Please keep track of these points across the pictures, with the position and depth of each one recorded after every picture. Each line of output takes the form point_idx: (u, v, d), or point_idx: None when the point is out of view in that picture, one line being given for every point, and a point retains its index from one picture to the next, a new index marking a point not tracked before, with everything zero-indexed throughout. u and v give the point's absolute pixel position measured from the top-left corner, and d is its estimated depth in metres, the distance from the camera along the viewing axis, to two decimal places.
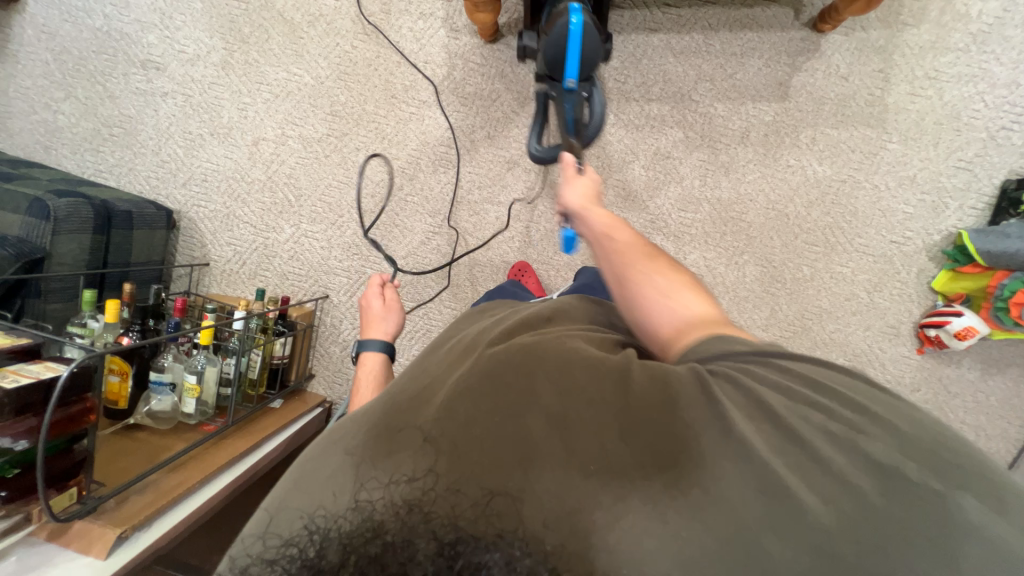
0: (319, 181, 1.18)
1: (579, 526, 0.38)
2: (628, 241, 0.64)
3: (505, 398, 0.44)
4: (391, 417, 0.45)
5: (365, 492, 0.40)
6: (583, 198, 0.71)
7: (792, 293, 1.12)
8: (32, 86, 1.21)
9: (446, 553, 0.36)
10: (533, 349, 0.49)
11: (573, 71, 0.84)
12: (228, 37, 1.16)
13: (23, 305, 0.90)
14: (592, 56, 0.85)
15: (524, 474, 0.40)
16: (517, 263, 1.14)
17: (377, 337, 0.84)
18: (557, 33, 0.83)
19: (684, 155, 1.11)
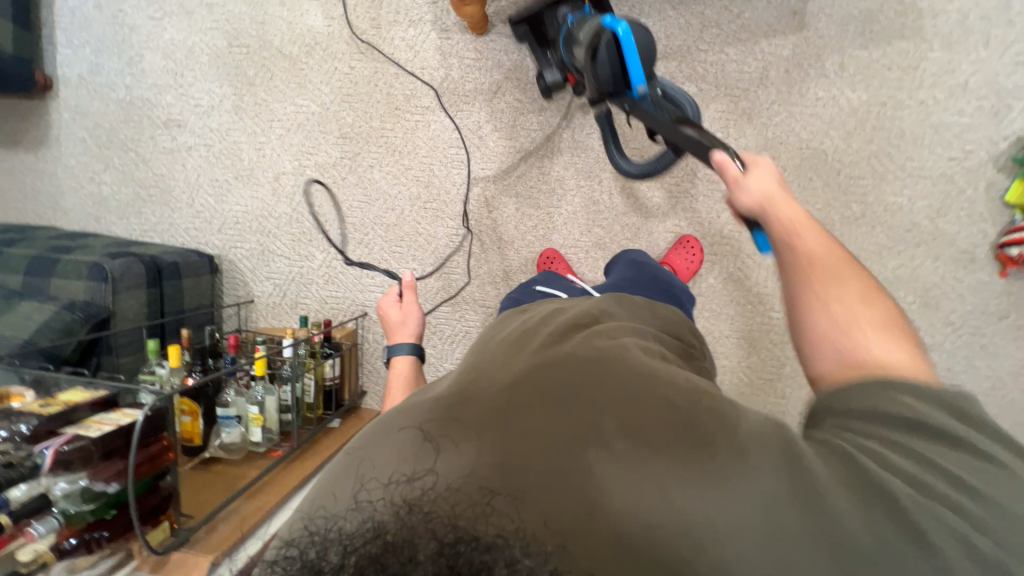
0: (341, 203, 1.21)
1: (576, 533, 0.36)
2: (823, 252, 0.55)
3: (552, 418, 0.43)
4: (421, 419, 0.45)
5: (367, 489, 0.40)
6: (766, 194, 0.61)
7: (843, 233, 1.04)
8: (76, 163, 1.32)
9: (446, 553, 0.32)
10: (591, 377, 0.47)
11: (639, 76, 0.77)
12: (236, 83, 1.21)
13: (99, 362, 0.98)
14: (648, 48, 0.78)
15: (546, 489, 0.38)
16: (545, 252, 1.13)
17: (404, 340, 0.86)
18: (606, 48, 0.76)
19: (701, 109, 1.06)
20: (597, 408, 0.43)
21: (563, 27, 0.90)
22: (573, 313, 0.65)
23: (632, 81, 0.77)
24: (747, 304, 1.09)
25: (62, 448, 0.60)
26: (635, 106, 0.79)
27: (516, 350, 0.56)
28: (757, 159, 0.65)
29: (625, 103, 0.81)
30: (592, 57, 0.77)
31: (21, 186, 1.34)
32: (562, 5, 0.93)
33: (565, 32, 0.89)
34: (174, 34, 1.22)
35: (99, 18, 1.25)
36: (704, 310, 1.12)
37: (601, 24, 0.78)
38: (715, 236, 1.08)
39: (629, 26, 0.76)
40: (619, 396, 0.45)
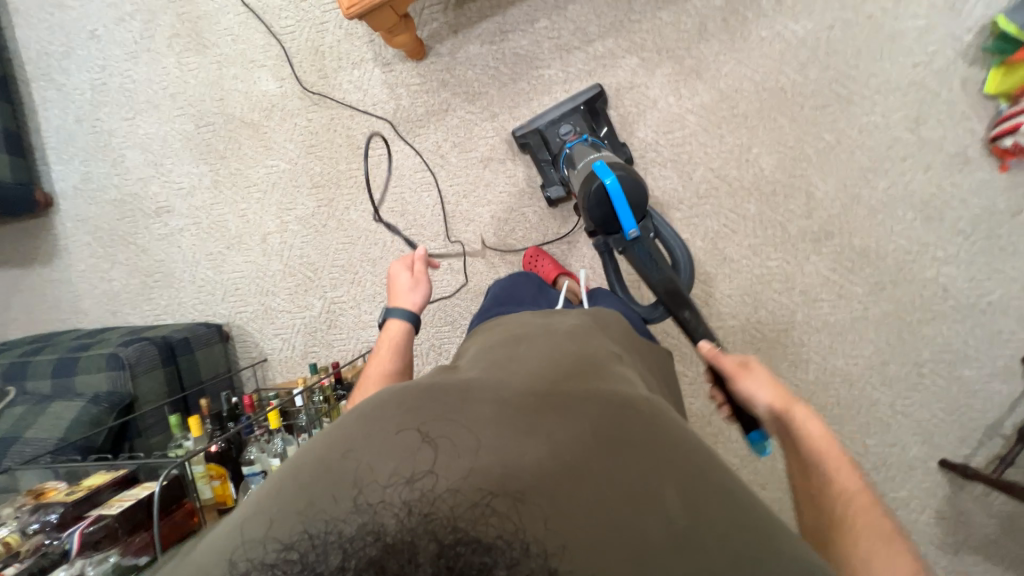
0: (327, 249, 1.25)
1: (579, 544, 0.35)
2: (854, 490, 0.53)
3: (575, 443, 0.42)
4: (436, 420, 0.44)
5: (362, 488, 0.39)
6: (782, 398, 0.63)
7: (823, 166, 1.00)
8: (86, 267, 1.41)
9: (446, 555, 0.32)
10: (625, 411, 0.47)
11: (630, 221, 0.78)
12: (211, 160, 1.28)
13: (132, 445, 1.03)
14: (642, 200, 0.79)
15: (551, 500, 0.38)
16: (527, 252, 1.12)
17: (403, 306, 0.86)
18: (594, 194, 0.79)
19: (648, 78, 1.04)
20: (612, 435, 0.44)
21: (564, 151, 1.02)
22: (599, 340, 0.65)
23: (623, 227, 0.79)
24: (742, 259, 1.06)
25: (86, 530, 0.63)
26: (628, 249, 0.82)
27: (529, 364, 0.55)
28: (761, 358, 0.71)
29: (615, 244, 0.82)
30: (583, 200, 0.80)
31: (44, 298, 1.44)
32: (563, 123, 1.04)
33: (565, 157, 1.01)
34: (149, 129, 1.31)
35: (81, 131, 1.35)
36: (700, 274, 1.09)
37: (592, 170, 0.81)
38: (692, 198, 1.06)
39: (618, 177, 0.78)
40: (631, 422, 0.46)
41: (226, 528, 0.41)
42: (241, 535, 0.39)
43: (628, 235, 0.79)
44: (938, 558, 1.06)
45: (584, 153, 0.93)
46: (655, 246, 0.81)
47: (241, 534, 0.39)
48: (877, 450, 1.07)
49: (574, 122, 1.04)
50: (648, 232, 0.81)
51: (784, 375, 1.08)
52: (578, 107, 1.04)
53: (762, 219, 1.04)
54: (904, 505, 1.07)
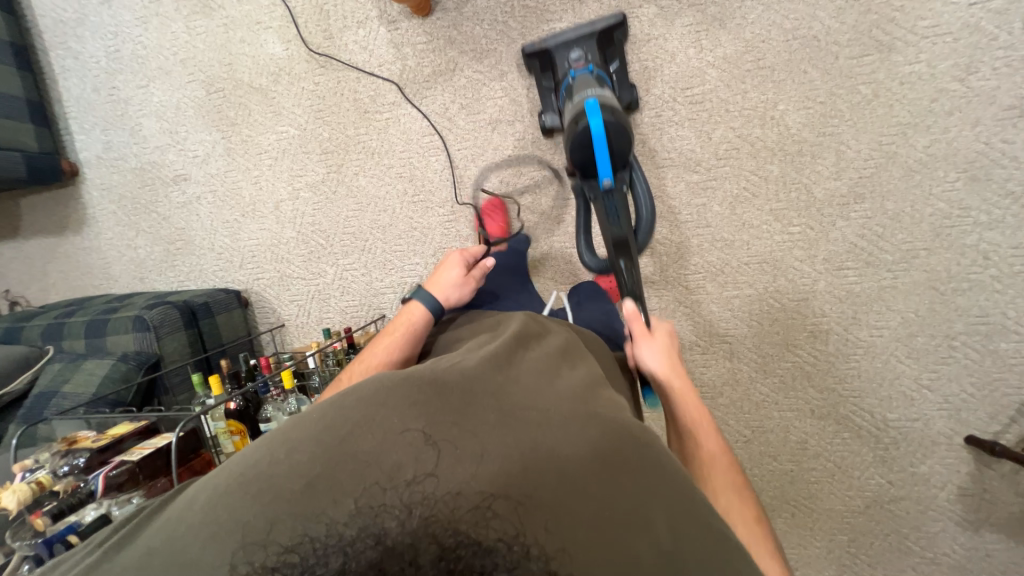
0: (337, 216, 1.26)
1: (577, 553, 0.38)
2: (711, 453, 0.65)
3: (573, 456, 0.44)
4: (436, 420, 0.45)
5: (364, 487, 0.40)
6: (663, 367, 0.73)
7: (856, 122, 0.93)
8: (114, 235, 1.47)
9: (446, 557, 0.35)
10: (618, 430, 0.49)
11: (606, 169, 0.81)
12: (223, 127, 1.29)
13: (161, 401, 1.09)
14: (623, 151, 0.81)
15: (546, 508, 0.40)
16: (489, 202, 1.13)
17: (433, 295, 0.84)
18: (580, 132, 0.80)
19: (666, 29, 0.97)
20: (605, 452, 0.46)
21: (565, 82, 0.95)
22: (583, 355, 0.67)
23: (598, 173, 0.82)
24: (761, 225, 1.01)
25: (110, 473, 0.68)
26: (599, 198, 0.85)
27: (525, 372, 0.56)
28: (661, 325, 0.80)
29: (588, 189, 0.86)
30: (569, 134, 0.82)
31: (79, 265, 1.52)
32: (575, 48, 0.96)
33: (564, 86, 0.94)
34: (162, 97, 1.32)
35: (99, 100, 1.37)
36: (717, 241, 1.04)
37: (584, 106, 0.82)
38: (710, 159, 1.00)
39: (604, 119, 0.80)
40: (623, 438, 0.48)
41: (205, 504, 0.42)
42: (221, 525, 0.39)
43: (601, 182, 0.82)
44: (956, 533, 1.04)
45: (587, 84, 0.88)
46: (625, 201, 0.84)
47: (219, 523, 0.39)
48: (898, 425, 1.04)
49: (584, 50, 0.96)
50: (622, 186, 0.85)
51: (801, 346, 1.05)
52: (594, 35, 0.96)
53: (785, 182, 0.98)
54: (922, 481, 1.04)
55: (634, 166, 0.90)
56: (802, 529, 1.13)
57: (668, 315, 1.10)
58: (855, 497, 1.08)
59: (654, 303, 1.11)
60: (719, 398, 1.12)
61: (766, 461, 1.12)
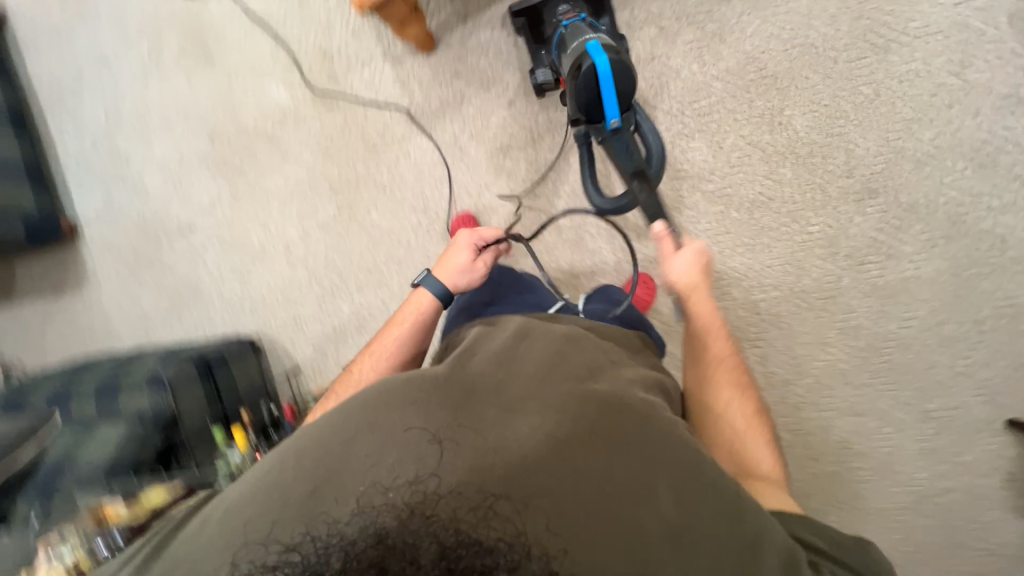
0: (351, 253, 1.24)
1: (566, 536, 0.42)
2: (721, 355, 0.72)
3: (565, 441, 0.47)
4: (435, 421, 0.48)
5: (366, 490, 0.44)
6: (693, 282, 0.76)
7: (862, 121, 0.95)
8: (116, 291, 1.42)
9: (446, 556, 0.37)
10: (611, 410, 0.51)
11: (614, 110, 0.81)
12: (228, 174, 1.28)
13: (179, 463, 1.03)
14: (628, 92, 0.83)
15: (538, 495, 0.43)
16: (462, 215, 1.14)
17: (441, 281, 0.83)
18: (586, 75, 0.79)
19: (668, 47, 1.00)
20: (604, 433, 0.49)
21: (557, 32, 0.93)
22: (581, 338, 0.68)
23: (606, 116, 0.82)
24: (779, 227, 1.02)
25: None
26: (608, 140, 0.85)
27: (530, 351, 0.58)
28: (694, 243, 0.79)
29: (596, 133, 0.87)
30: (572, 81, 0.81)
31: (76, 325, 1.45)
32: (563, 4, 0.95)
33: (557, 37, 0.92)
34: (165, 148, 1.31)
35: (99, 157, 1.35)
36: (737, 246, 1.04)
37: (585, 48, 0.80)
38: (723, 167, 1.02)
39: (610, 58, 0.79)
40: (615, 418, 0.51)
41: (233, 509, 0.47)
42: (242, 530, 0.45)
43: (609, 125, 0.82)
44: (1010, 521, 1.02)
45: (577, 32, 0.88)
46: (632, 140, 0.85)
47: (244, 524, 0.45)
48: (937, 415, 1.03)
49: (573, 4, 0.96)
50: (627, 126, 0.86)
51: (833, 344, 1.04)
52: None
53: (799, 183, 1.00)
54: (970, 471, 1.03)
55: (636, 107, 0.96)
56: (856, 535, 1.08)
57: None
58: (905, 494, 1.06)
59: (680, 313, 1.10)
60: None
61: (810, 465, 1.09)
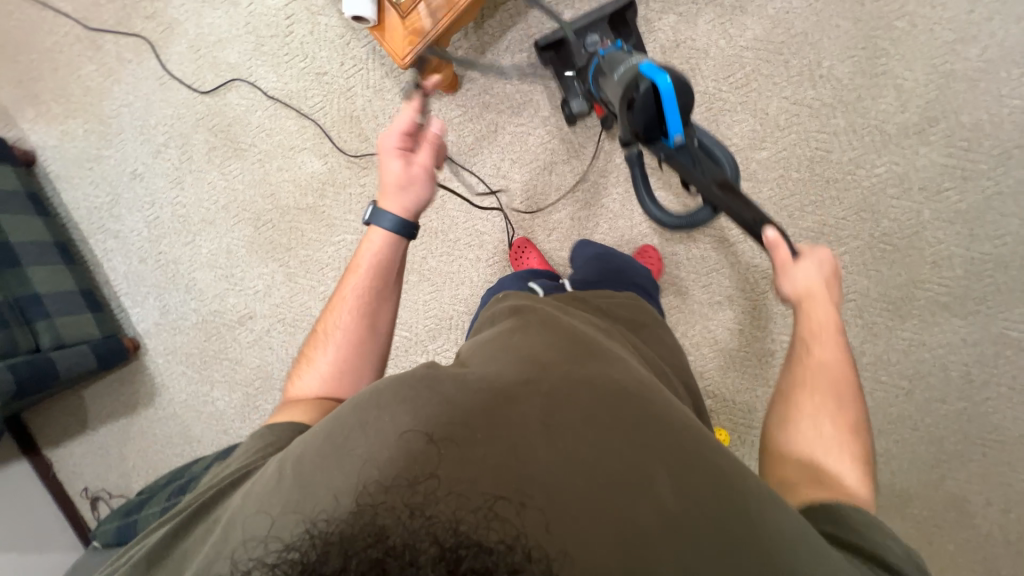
0: (415, 302, 1.19)
1: (564, 528, 0.40)
2: (827, 362, 0.63)
3: (572, 427, 0.45)
4: (437, 416, 0.45)
5: (366, 492, 0.41)
6: (806, 290, 0.68)
7: (903, 55, 0.98)
8: (187, 395, 1.40)
9: (447, 557, 0.33)
10: (616, 391, 0.49)
11: (677, 126, 0.69)
12: (277, 255, 1.29)
13: None
14: (689, 108, 0.71)
15: (542, 488, 0.41)
16: (518, 242, 1.12)
17: (391, 207, 0.76)
18: (644, 96, 0.69)
19: (692, 30, 1.03)
20: (603, 418, 0.46)
21: (593, 58, 0.87)
22: (580, 315, 0.67)
23: (668, 131, 0.70)
24: (845, 177, 1.01)
25: None
26: (672, 157, 0.73)
27: (524, 342, 0.54)
28: (815, 251, 0.70)
29: (657, 152, 0.74)
30: (626, 103, 0.70)
31: (155, 440, 1.43)
32: (586, 31, 0.94)
33: (593, 64, 0.85)
34: (211, 246, 1.32)
35: (147, 268, 1.37)
36: (806, 205, 1.03)
37: (638, 69, 0.70)
38: (774, 131, 1.02)
39: (671, 75, 0.68)
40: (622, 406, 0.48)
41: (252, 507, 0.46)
42: (255, 531, 0.43)
43: (674, 140, 0.70)
44: None
45: (614, 58, 0.79)
46: (701, 153, 0.72)
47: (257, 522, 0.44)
48: None
49: (600, 33, 0.95)
50: (692, 139, 0.73)
51: (929, 279, 1.02)
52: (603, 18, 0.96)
53: (854, 128, 1.00)
54: None
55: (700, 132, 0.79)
56: (1001, 467, 1.03)
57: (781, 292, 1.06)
58: None
59: (766, 285, 1.07)
60: (863, 359, 1.06)
61: (937, 407, 1.04)
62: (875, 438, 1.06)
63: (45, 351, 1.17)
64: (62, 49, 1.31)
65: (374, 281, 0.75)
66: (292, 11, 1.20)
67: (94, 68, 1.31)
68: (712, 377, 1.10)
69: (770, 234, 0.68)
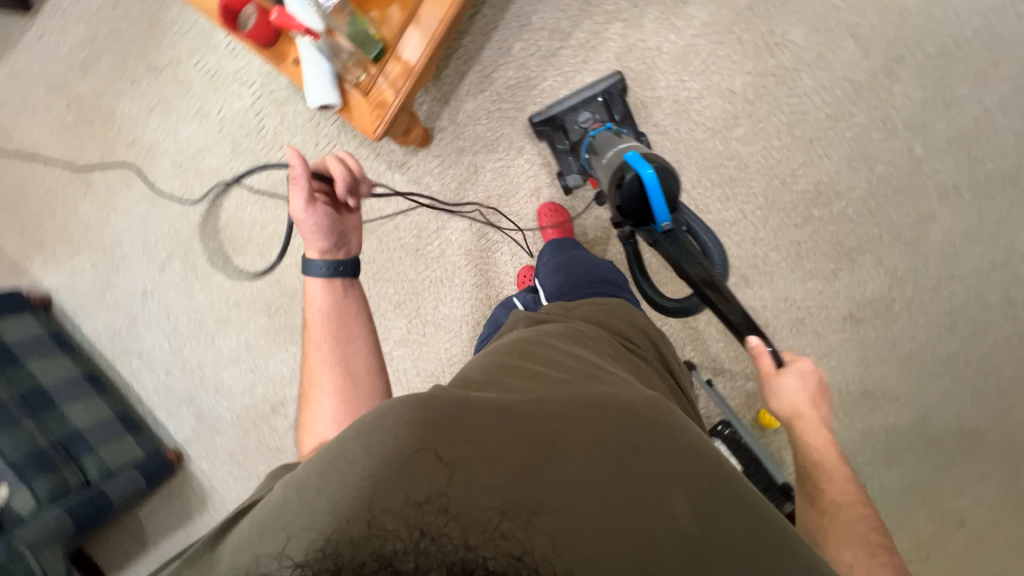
0: (437, 352, 1.19)
1: (574, 545, 0.38)
2: (839, 494, 0.65)
3: (583, 447, 0.44)
4: (445, 431, 0.43)
5: (375, 511, 0.38)
6: (796, 408, 0.73)
7: (850, 5, 1.00)
8: (237, 494, 1.40)
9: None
10: (626, 409, 0.49)
11: (663, 214, 0.78)
12: (296, 337, 1.31)
13: None
14: (675, 193, 0.79)
15: (551, 506, 0.39)
16: (525, 268, 1.14)
17: (317, 257, 0.75)
18: (629, 185, 0.77)
19: (641, 31, 1.05)
20: (616, 438, 0.45)
21: (587, 140, 1.01)
22: (581, 332, 0.66)
23: (655, 219, 0.78)
24: (826, 133, 1.01)
25: None
26: (659, 242, 0.80)
27: (527, 369, 0.55)
28: (798, 362, 0.75)
29: (645, 235, 0.82)
30: (618, 190, 0.79)
31: None
32: (584, 112, 1.04)
33: (587, 145, 0.99)
34: (231, 344, 1.35)
35: (175, 378, 1.40)
36: (796, 168, 1.03)
37: (627, 160, 0.79)
38: (745, 106, 1.03)
39: (655, 169, 0.77)
40: (635, 431, 0.47)
41: (256, 526, 0.41)
42: (252, 550, 0.38)
43: (659, 227, 0.78)
44: None
45: (609, 142, 0.92)
46: (687, 241, 0.79)
47: (251, 546, 0.39)
48: None
49: (593, 111, 1.05)
50: (679, 226, 0.81)
51: (940, 211, 1.00)
52: (597, 96, 1.05)
53: (823, 85, 1.01)
54: None
55: (693, 219, 0.92)
56: None
57: (795, 257, 1.05)
58: None
59: (780, 254, 1.05)
60: (897, 305, 1.03)
61: (986, 336, 1.01)
62: (931, 382, 1.03)
63: (95, 483, 1.19)
64: (57, 193, 1.38)
65: (326, 327, 0.72)
66: (259, 108, 1.25)
67: (88, 203, 1.37)
68: (747, 358, 1.08)
69: (755, 342, 0.76)
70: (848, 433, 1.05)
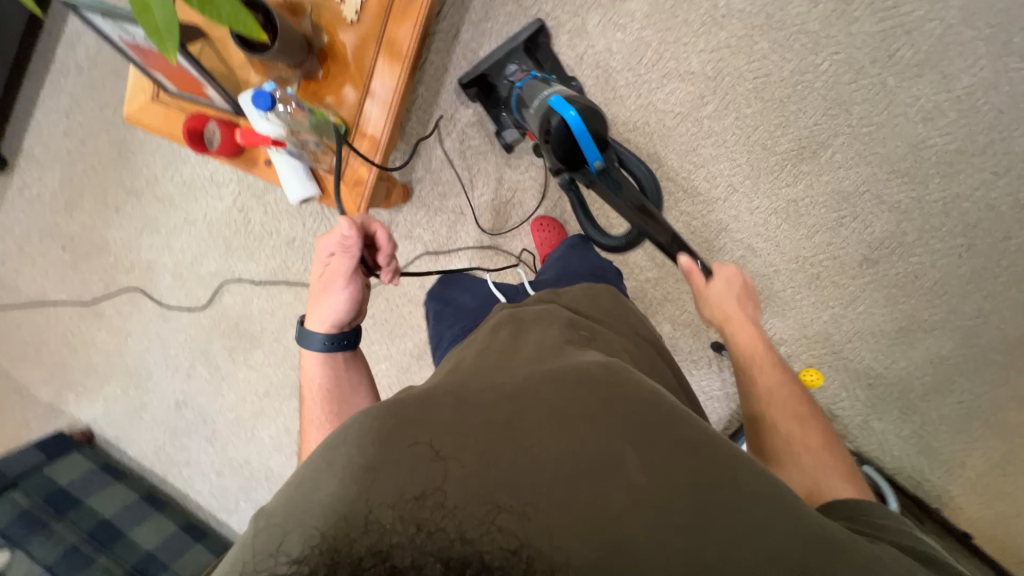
0: None
1: (556, 527, 0.36)
2: (772, 385, 0.68)
3: (539, 428, 0.41)
4: (422, 421, 0.41)
5: (373, 506, 0.36)
6: (728, 313, 0.79)
7: None
8: None
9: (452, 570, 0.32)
10: (579, 380, 0.46)
11: (594, 152, 0.81)
12: None
13: None
14: (603, 131, 0.82)
15: (527, 487, 0.38)
16: None
17: (318, 327, 0.74)
18: (556, 130, 0.80)
19: (587, 38, 1.06)
20: (570, 410, 0.43)
21: (515, 92, 1.00)
22: (550, 317, 0.64)
23: (587, 158, 0.81)
24: (795, 88, 1.01)
25: None
26: (595, 181, 0.84)
27: (493, 361, 0.53)
28: (724, 269, 0.84)
29: (581, 176, 0.85)
30: (547, 134, 0.82)
31: None
32: (510, 64, 1.05)
33: (516, 97, 0.97)
34: (271, 432, 1.37)
35: (226, 478, 1.42)
36: (773, 130, 1.02)
37: (550, 104, 0.81)
38: (708, 83, 1.03)
39: (578, 109, 0.79)
40: (586, 399, 0.44)
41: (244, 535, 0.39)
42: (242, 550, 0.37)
43: (592, 165, 0.82)
44: None
45: (537, 89, 0.91)
46: (621, 174, 0.84)
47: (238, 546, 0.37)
48: None
49: (518, 62, 1.05)
50: (612, 161, 0.85)
51: (929, 134, 0.98)
52: (520, 47, 1.05)
53: (778, 43, 1.00)
54: None
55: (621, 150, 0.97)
56: None
57: (796, 216, 1.04)
58: None
59: (780, 217, 1.04)
60: (909, 237, 1.01)
61: (1008, 245, 0.98)
62: (964, 304, 1.00)
63: None
64: (73, 331, 1.42)
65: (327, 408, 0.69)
66: (241, 203, 1.28)
67: (104, 333, 1.41)
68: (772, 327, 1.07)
69: (684, 259, 0.84)
70: (892, 373, 1.04)
